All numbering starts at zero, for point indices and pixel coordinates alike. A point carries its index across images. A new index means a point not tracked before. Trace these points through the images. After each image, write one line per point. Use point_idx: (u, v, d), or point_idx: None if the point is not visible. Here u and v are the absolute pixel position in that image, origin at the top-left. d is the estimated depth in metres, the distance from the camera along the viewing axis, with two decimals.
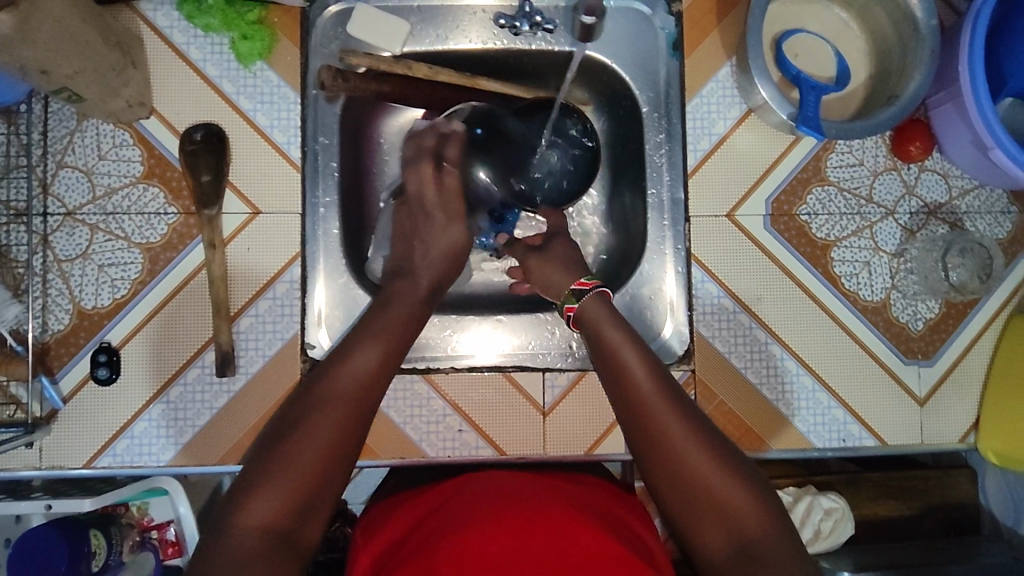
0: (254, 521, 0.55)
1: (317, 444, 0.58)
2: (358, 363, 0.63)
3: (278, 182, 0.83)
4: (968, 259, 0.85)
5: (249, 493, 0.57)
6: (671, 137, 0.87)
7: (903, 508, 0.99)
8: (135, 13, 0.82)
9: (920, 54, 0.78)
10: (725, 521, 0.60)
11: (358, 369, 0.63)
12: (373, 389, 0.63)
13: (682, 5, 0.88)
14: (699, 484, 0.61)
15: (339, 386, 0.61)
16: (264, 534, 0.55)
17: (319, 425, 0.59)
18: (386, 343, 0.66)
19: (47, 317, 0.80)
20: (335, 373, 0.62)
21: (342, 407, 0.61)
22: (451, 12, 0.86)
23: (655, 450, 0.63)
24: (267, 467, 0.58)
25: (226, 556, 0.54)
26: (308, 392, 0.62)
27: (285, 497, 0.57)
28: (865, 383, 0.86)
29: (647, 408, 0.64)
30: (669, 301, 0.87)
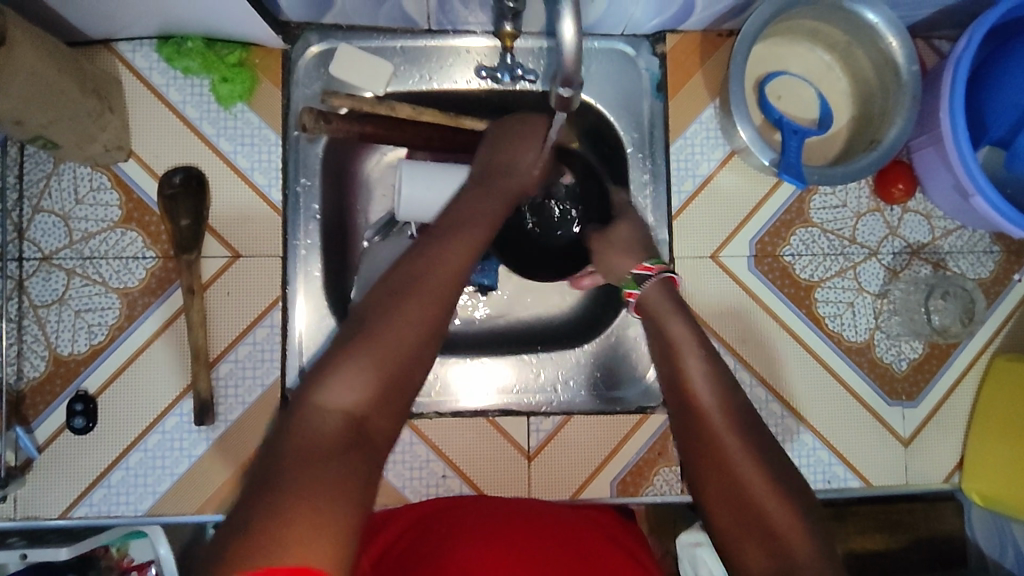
0: (334, 399, 0.48)
1: (413, 331, 0.52)
2: (459, 257, 0.57)
3: (258, 227, 0.82)
4: (951, 302, 0.86)
5: (327, 373, 0.49)
6: (656, 177, 0.87)
7: (889, 542, 0.85)
8: (114, 54, 0.81)
9: (901, 99, 0.78)
10: (772, 548, 0.52)
11: (461, 260, 0.58)
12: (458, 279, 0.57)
13: (665, 46, 0.88)
14: (753, 504, 0.53)
15: (438, 278, 0.55)
16: (342, 420, 0.47)
17: (416, 310, 0.52)
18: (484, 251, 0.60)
19: (22, 364, 0.79)
20: (438, 257, 0.57)
21: (440, 292, 0.54)
22: (434, 53, 0.86)
23: (708, 455, 0.57)
24: (355, 344, 0.50)
25: (303, 435, 0.46)
26: (408, 273, 0.55)
27: (373, 379, 0.49)
28: (849, 426, 0.86)
29: (706, 413, 0.58)
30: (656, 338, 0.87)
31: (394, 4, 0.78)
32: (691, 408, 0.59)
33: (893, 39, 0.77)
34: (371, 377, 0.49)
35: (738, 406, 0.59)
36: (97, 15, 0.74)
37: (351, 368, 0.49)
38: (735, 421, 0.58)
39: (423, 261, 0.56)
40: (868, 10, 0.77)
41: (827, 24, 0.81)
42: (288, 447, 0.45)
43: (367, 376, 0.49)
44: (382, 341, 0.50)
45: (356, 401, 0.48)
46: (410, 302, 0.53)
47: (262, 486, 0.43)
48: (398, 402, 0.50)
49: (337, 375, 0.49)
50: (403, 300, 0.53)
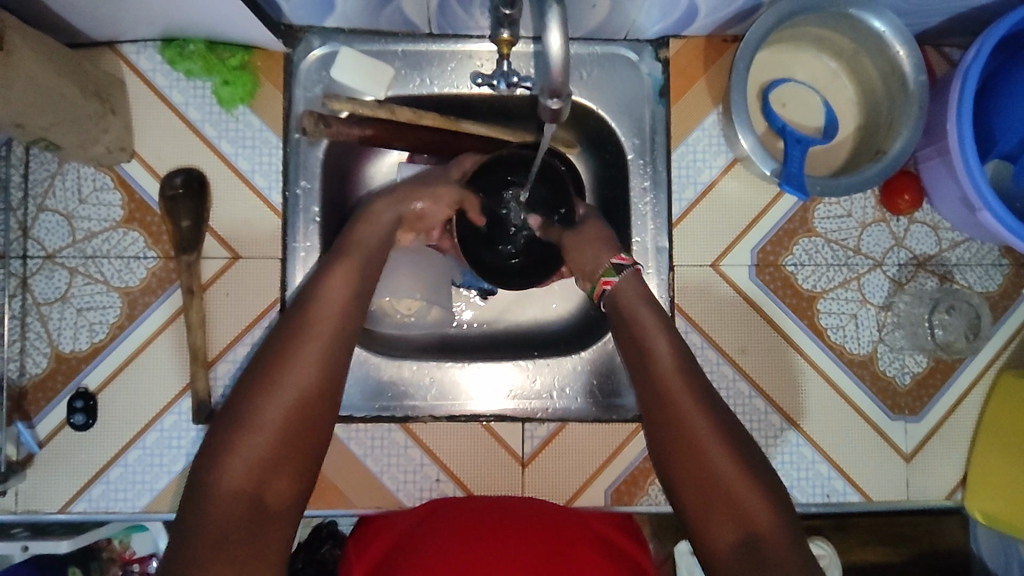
0: (222, 485, 0.53)
1: (287, 400, 0.55)
2: (330, 310, 0.60)
3: (258, 229, 0.83)
4: (955, 317, 0.85)
5: (216, 460, 0.53)
6: (657, 184, 0.87)
7: (893, 554, 0.91)
8: (118, 56, 0.82)
9: (908, 109, 0.77)
10: (733, 518, 0.56)
11: (331, 310, 0.60)
12: (344, 326, 0.60)
13: (669, 51, 0.87)
14: (714, 477, 0.57)
15: (308, 340, 0.58)
16: (237, 498, 0.53)
17: (287, 381, 0.56)
18: (354, 299, 0.62)
19: (24, 361, 0.80)
20: (308, 317, 0.60)
21: (320, 354, 0.58)
22: (436, 56, 0.86)
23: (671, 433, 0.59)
24: (233, 424, 0.55)
25: (201, 524, 0.52)
26: (282, 338, 0.59)
27: (258, 455, 0.54)
28: (850, 439, 0.84)
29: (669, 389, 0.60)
30: None
31: (395, 8, 0.78)
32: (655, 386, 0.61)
33: (900, 48, 0.76)
34: (253, 453, 0.54)
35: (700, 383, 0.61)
36: (101, 18, 0.75)
37: (233, 451, 0.54)
38: (697, 394, 0.60)
39: (294, 326, 0.59)
40: (874, 18, 0.75)
41: (833, 32, 0.80)
42: (197, 536, 0.51)
43: (252, 454, 0.54)
44: (256, 417, 0.55)
45: (247, 477, 0.53)
46: (283, 374, 0.56)
47: (179, 567, 0.50)
48: (293, 463, 0.55)
49: (223, 461, 0.53)
50: (275, 374, 0.56)
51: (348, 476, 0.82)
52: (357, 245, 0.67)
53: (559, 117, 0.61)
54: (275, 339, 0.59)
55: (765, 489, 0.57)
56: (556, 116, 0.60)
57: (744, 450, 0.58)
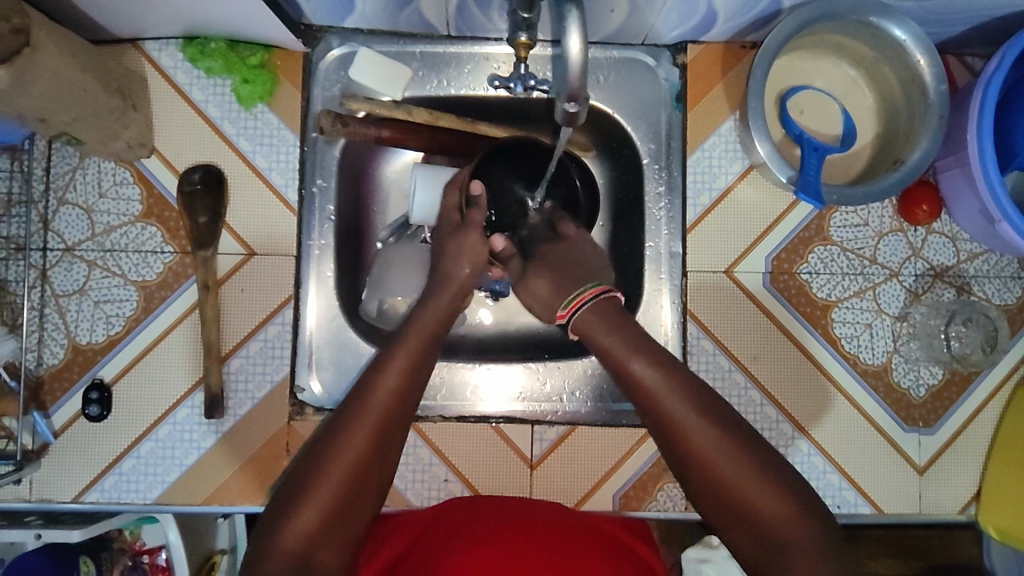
0: (277, 545, 0.58)
1: (338, 478, 0.60)
2: (383, 395, 0.64)
3: (274, 225, 0.83)
4: (972, 330, 0.84)
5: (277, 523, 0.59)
6: (671, 189, 0.86)
7: (902, 568, 0.95)
8: (140, 53, 0.83)
9: (929, 119, 0.76)
10: (759, 534, 0.60)
11: (387, 393, 0.64)
12: (403, 400, 0.64)
13: (686, 56, 0.87)
14: (735, 501, 0.61)
15: (363, 426, 0.62)
16: (289, 561, 0.58)
17: (341, 462, 0.61)
18: (411, 379, 0.65)
19: (42, 352, 0.81)
20: (364, 403, 0.63)
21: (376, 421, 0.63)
22: (453, 58, 0.86)
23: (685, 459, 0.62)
24: (296, 490, 0.60)
25: None
26: (337, 424, 0.63)
27: (310, 524, 0.59)
28: (864, 450, 0.83)
29: (676, 422, 0.62)
30: (665, 333, 0.86)
31: (414, 9, 0.78)
32: (660, 421, 0.63)
33: (921, 56, 0.75)
34: (306, 526, 0.59)
35: (705, 407, 0.63)
36: (125, 15, 0.76)
37: (290, 519, 0.59)
38: (702, 418, 0.62)
39: (350, 409, 0.63)
40: (896, 26, 0.75)
41: (855, 39, 0.80)
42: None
43: (303, 520, 0.59)
44: (313, 495, 0.60)
45: (300, 541, 0.59)
46: (337, 455, 0.61)
47: None
48: (339, 528, 0.60)
49: (278, 528, 0.59)
50: (331, 457, 0.61)
51: None
52: (415, 329, 0.69)
53: (575, 121, 0.62)
54: (332, 424, 0.63)
55: (786, 497, 0.60)
56: (572, 119, 0.61)
57: (759, 466, 0.61)
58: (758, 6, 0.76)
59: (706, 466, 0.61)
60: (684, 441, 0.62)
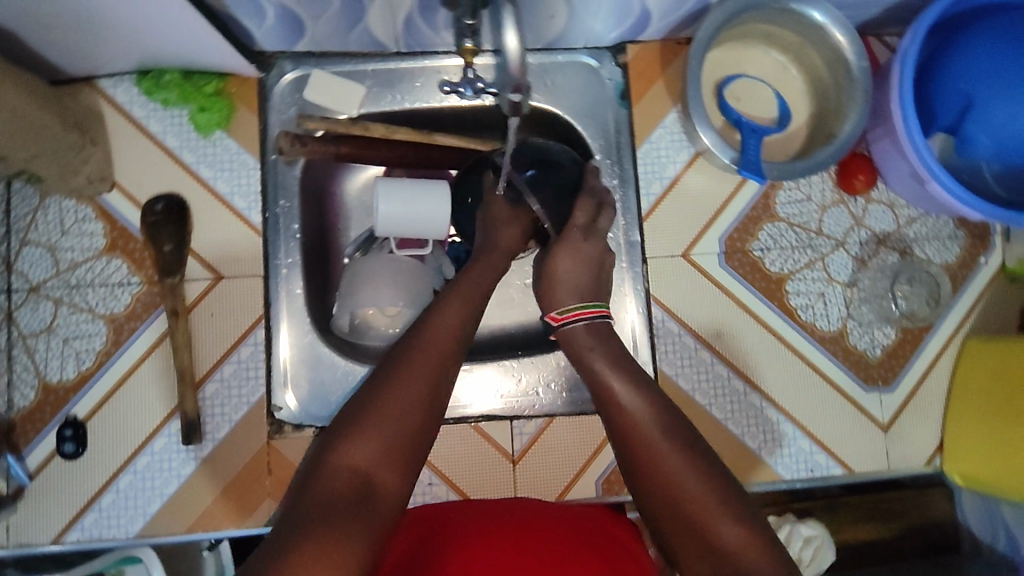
0: (343, 461, 0.55)
1: (410, 394, 0.59)
2: (444, 333, 0.64)
3: (239, 249, 0.85)
4: (916, 287, 0.89)
5: (343, 439, 0.57)
6: (625, 182, 0.90)
7: (883, 530, 0.97)
8: (95, 91, 0.85)
9: (854, 94, 0.82)
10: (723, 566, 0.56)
11: (449, 327, 0.65)
12: (462, 334, 0.66)
13: (627, 56, 0.91)
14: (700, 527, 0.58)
15: (428, 356, 0.62)
16: (352, 477, 0.55)
17: (411, 378, 0.60)
18: (465, 324, 0.67)
19: (12, 394, 0.80)
20: (428, 333, 0.64)
21: (444, 346, 0.63)
22: (404, 73, 0.89)
23: (658, 497, 0.60)
24: (362, 405, 0.58)
25: (317, 496, 0.54)
26: (402, 349, 0.63)
27: (380, 439, 0.57)
28: (829, 414, 0.87)
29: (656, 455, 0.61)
30: (632, 335, 0.87)
31: (363, 29, 0.82)
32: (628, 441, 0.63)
33: (841, 37, 0.81)
34: (377, 439, 0.56)
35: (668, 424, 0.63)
36: (78, 52, 0.78)
37: (359, 429, 0.57)
38: (666, 437, 0.62)
39: (415, 344, 0.63)
40: (813, 11, 0.81)
41: (779, 27, 0.85)
42: (295, 533, 0.51)
43: (371, 434, 0.57)
44: (378, 419, 0.57)
45: (363, 459, 0.56)
46: (407, 371, 0.60)
47: (287, 525, 0.52)
48: (405, 452, 0.57)
49: (343, 444, 0.56)
50: (400, 372, 0.60)
51: None
52: (468, 280, 0.72)
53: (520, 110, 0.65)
54: (387, 362, 0.62)
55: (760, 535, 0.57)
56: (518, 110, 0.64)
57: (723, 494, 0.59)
58: (687, 3, 0.82)
59: (687, 503, 0.59)
60: (662, 471, 0.60)
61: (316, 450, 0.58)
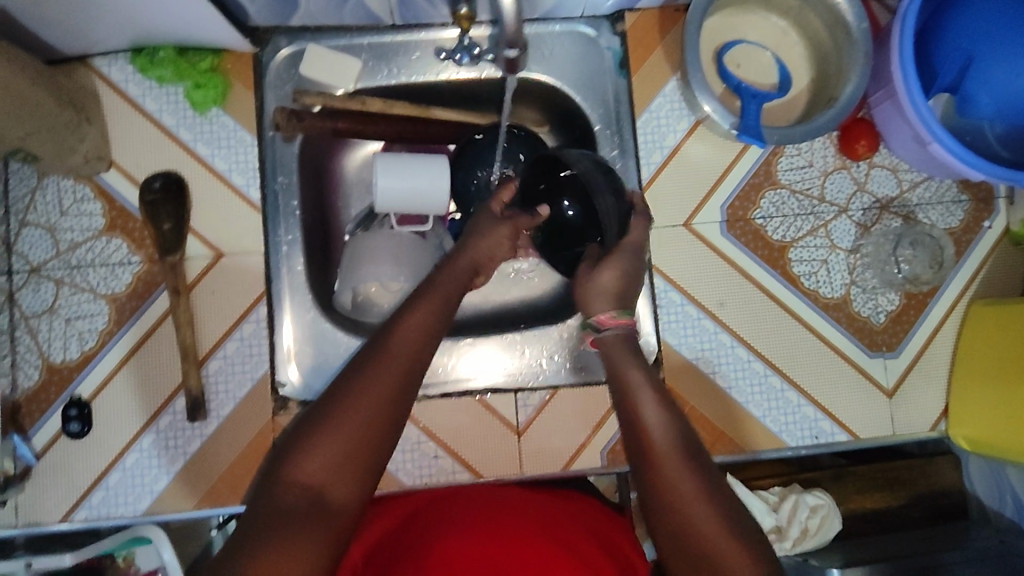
0: (295, 478, 0.54)
1: (367, 403, 0.56)
2: (413, 329, 0.60)
3: (239, 226, 0.84)
4: (919, 251, 0.88)
5: (297, 453, 0.55)
6: (625, 152, 0.89)
7: (891, 499, 0.97)
8: (90, 70, 0.84)
9: (855, 56, 0.81)
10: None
11: (418, 324, 0.61)
12: (433, 329, 0.62)
13: (625, 25, 0.90)
14: (701, 545, 0.57)
15: (387, 371, 0.58)
16: (303, 491, 0.54)
17: (373, 384, 0.57)
18: (438, 317, 0.63)
19: (16, 375, 0.81)
20: (394, 330, 0.60)
21: (410, 347, 0.60)
22: (401, 47, 0.89)
23: (661, 502, 0.59)
24: (321, 415, 0.56)
25: (268, 512, 0.53)
26: (367, 350, 0.60)
27: (334, 452, 0.55)
28: (834, 381, 0.86)
29: (665, 456, 0.60)
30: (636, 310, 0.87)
31: (357, 1, 0.81)
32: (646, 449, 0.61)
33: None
34: (333, 450, 0.55)
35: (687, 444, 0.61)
36: (71, 31, 0.77)
37: (315, 441, 0.55)
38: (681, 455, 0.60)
39: (378, 342, 0.60)
40: None
41: None
42: (244, 554, 0.52)
43: (326, 445, 0.55)
44: (336, 429, 0.55)
45: (318, 471, 0.54)
46: (368, 377, 0.57)
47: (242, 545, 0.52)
48: (363, 462, 0.56)
49: (298, 458, 0.55)
50: (359, 380, 0.57)
51: None
52: (439, 281, 0.66)
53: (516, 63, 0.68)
54: (348, 367, 0.59)
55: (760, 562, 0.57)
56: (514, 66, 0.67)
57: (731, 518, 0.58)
58: None
59: (693, 523, 0.58)
60: (664, 477, 0.60)
61: (272, 462, 0.56)
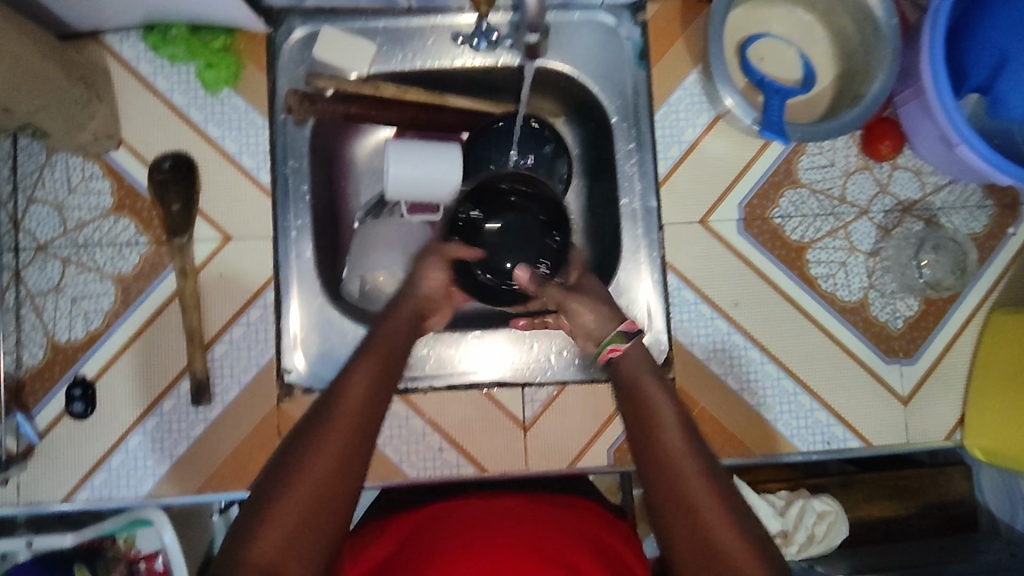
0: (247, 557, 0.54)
1: (314, 477, 0.57)
2: (353, 404, 0.61)
3: (248, 209, 0.83)
4: (942, 256, 0.86)
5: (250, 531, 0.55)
6: (641, 146, 0.87)
7: (898, 508, 0.96)
8: (101, 47, 0.83)
9: (884, 52, 0.79)
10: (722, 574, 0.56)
11: (358, 397, 0.61)
12: (375, 399, 0.62)
13: (645, 15, 0.88)
14: (704, 536, 0.57)
15: (323, 459, 0.58)
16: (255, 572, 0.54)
17: (319, 459, 0.57)
18: (380, 385, 0.64)
19: (21, 353, 0.80)
20: (336, 405, 0.61)
21: (352, 421, 0.60)
22: (417, 32, 0.87)
23: (663, 496, 0.60)
24: (272, 493, 0.56)
25: None
26: (310, 425, 0.60)
27: (283, 529, 0.55)
28: (848, 386, 0.85)
29: (668, 449, 0.61)
30: (646, 308, 0.85)
31: None
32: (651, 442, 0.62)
33: None
34: (283, 526, 0.55)
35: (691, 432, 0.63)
36: (83, 6, 0.76)
37: (265, 519, 0.55)
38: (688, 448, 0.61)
39: (322, 415, 0.60)
40: None
41: None
42: None
43: (278, 524, 0.55)
44: (284, 506, 0.56)
45: (269, 550, 0.54)
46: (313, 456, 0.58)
47: None
48: (317, 533, 0.56)
49: (249, 538, 0.55)
50: (303, 458, 0.58)
51: None
52: (379, 342, 0.68)
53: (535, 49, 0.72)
54: (294, 444, 0.59)
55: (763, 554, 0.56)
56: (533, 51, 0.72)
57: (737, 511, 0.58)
58: None
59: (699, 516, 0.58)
60: (667, 467, 0.60)
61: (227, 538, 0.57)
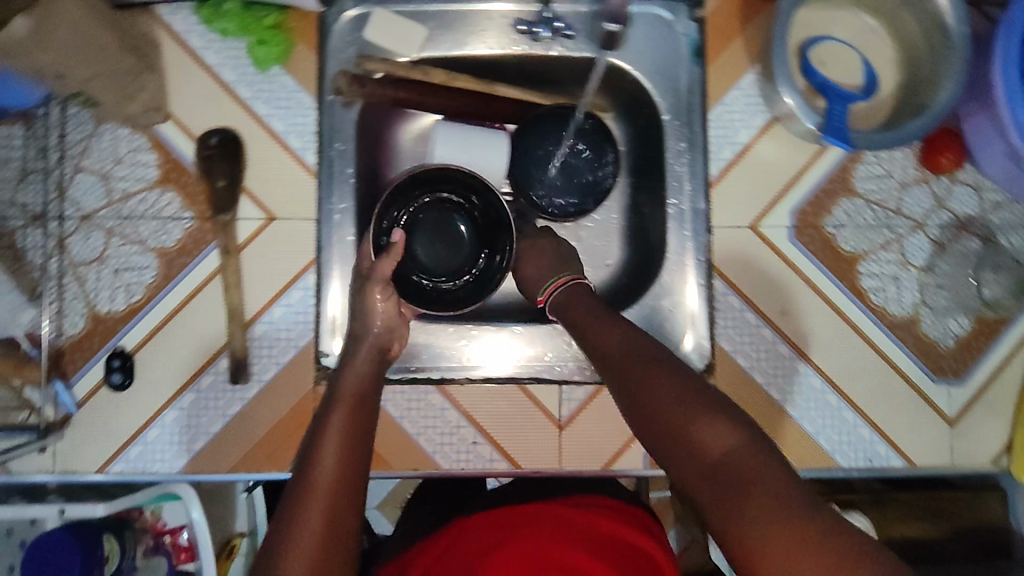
0: None
1: (310, 535, 0.55)
2: (329, 468, 0.59)
3: (293, 189, 0.82)
4: (1001, 275, 0.84)
5: None
6: (693, 146, 0.85)
7: (931, 530, 0.95)
8: (153, 18, 0.82)
9: (951, 61, 0.76)
10: (694, 457, 0.56)
11: (332, 455, 0.61)
12: (355, 455, 0.62)
13: (704, 11, 0.86)
14: (670, 426, 0.58)
15: (317, 513, 0.56)
16: None
17: (308, 518, 0.56)
18: (354, 437, 0.63)
19: (62, 321, 0.80)
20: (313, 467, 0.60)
21: (335, 476, 0.59)
22: (470, 18, 0.85)
23: (629, 406, 0.63)
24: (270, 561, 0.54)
25: None
26: (294, 494, 0.58)
27: None
28: (893, 402, 0.83)
29: (622, 364, 0.65)
30: (690, 311, 0.84)
31: None
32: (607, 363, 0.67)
33: None
34: None
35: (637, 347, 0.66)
36: None
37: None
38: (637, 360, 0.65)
39: (303, 481, 0.59)
40: None
41: None
42: None
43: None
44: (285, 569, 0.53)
45: None
46: (301, 515, 0.56)
47: None
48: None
49: None
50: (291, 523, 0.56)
51: (386, 439, 0.81)
52: (347, 398, 0.67)
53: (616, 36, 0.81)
54: (280, 517, 0.57)
55: (727, 426, 0.56)
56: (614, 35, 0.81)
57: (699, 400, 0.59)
58: None
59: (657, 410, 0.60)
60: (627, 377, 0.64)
61: None
